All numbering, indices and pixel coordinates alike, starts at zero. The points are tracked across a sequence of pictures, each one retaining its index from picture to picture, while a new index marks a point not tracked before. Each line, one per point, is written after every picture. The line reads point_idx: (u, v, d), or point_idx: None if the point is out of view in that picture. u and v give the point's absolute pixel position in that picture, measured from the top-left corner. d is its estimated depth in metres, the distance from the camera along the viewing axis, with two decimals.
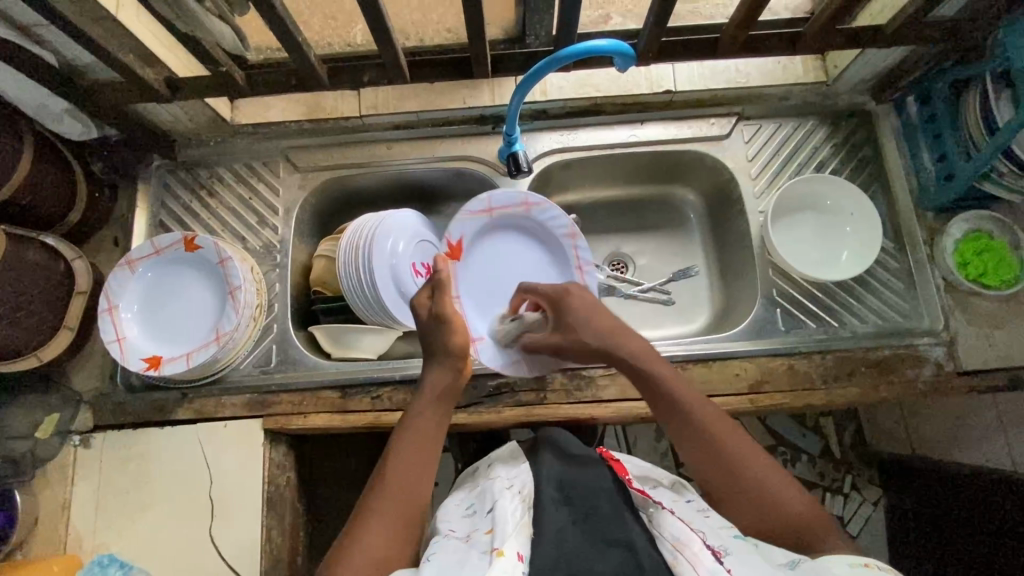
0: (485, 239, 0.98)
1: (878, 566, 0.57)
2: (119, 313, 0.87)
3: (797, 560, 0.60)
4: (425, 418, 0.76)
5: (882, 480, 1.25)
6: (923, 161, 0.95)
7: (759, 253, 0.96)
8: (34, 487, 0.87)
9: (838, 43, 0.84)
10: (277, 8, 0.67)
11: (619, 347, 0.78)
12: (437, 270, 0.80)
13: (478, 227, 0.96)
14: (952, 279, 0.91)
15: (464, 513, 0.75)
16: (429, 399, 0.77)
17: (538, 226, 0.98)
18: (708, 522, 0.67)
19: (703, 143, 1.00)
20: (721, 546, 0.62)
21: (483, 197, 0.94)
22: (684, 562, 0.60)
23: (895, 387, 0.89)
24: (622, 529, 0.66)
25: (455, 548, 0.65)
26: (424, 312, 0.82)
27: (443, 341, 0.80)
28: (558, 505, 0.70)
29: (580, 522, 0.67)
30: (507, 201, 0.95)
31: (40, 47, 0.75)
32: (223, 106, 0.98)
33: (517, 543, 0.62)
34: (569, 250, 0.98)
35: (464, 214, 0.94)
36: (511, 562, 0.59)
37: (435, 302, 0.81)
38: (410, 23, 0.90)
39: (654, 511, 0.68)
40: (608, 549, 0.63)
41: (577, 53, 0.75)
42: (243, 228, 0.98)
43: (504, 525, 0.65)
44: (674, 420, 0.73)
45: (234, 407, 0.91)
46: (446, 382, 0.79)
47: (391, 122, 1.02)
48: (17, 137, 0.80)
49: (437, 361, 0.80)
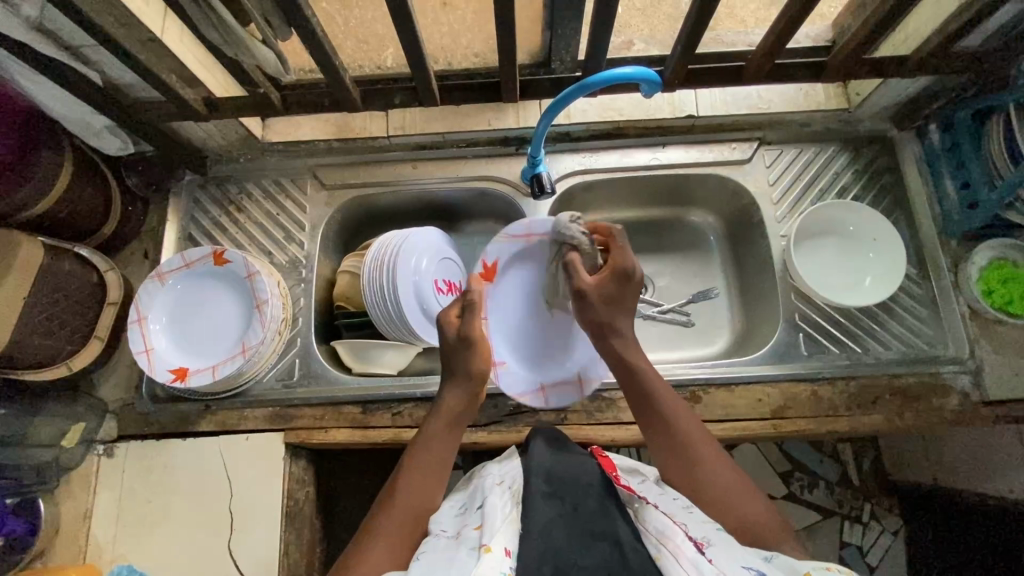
0: (520, 264, 0.98)
1: (839, 568, 0.58)
2: (148, 324, 0.89)
3: (770, 555, 0.61)
4: (438, 438, 0.75)
5: (903, 509, 1.22)
6: (945, 189, 0.95)
7: (781, 276, 0.96)
8: (58, 495, 0.87)
9: (863, 72, 0.84)
10: (318, 32, 0.69)
11: (613, 340, 0.80)
12: (472, 289, 0.82)
13: (513, 251, 0.97)
14: (977, 307, 0.91)
15: (456, 512, 0.72)
16: (445, 418, 0.77)
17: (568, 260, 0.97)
18: (691, 517, 0.65)
19: (724, 166, 1.01)
20: (703, 538, 0.61)
21: (523, 221, 0.95)
22: (667, 554, 0.59)
23: (921, 415, 0.88)
24: (609, 523, 0.66)
25: (443, 547, 0.63)
26: (452, 330, 0.81)
27: (465, 364, 0.79)
28: (546, 496, 0.68)
29: (566, 514, 0.67)
30: (543, 228, 0.96)
31: (87, 67, 0.77)
32: (255, 124, 1.01)
33: (505, 539, 0.62)
34: None
35: (502, 237, 0.96)
36: (498, 559, 0.59)
37: (464, 323, 0.80)
38: (441, 47, 0.91)
39: (639, 507, 0.68)
40: (594, 543, 0.63)
41: (605, 80, 0.76)
42: (270, 243, 1.00)
43: (493, 521, 0.64)
44: (649, 418, 0.75)
45: (257, 420, 0.92)
46: (461, 406, 0.78)
47: (418, 142, 1.04)
48: (59, 152, 0.83)
49: (456, 380, 0.79)
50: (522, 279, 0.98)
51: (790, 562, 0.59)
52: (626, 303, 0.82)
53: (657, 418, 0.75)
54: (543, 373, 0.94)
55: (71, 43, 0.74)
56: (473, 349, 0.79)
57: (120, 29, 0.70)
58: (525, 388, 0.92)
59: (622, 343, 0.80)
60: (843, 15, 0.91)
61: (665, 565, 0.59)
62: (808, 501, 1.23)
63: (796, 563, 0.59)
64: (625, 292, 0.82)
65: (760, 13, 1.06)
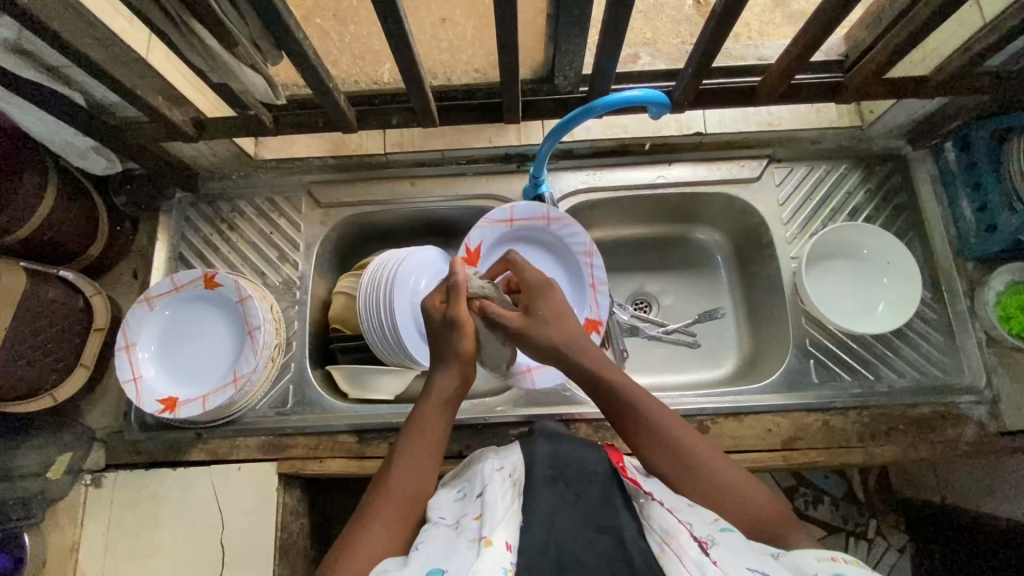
0: (504, 248, 0.95)
1: (846, 559, 0.53)
2: (136, 351, 0.86)
3: (775, 552, 0.56)
4: (428, 423, 0.68)
5: (909, 526, 1.15)
6: (962, 210, 0.91)
7: (792, 299, 0.93)
8: (44, 529, 0.85)
9: (880, 91, 0.81)
10: (311, 57, 0.66)
11: (579, 359, 0.70)
12: (454, 271, 0.72)
13: (498, 235, 0.94)
14: (994, 334, 0.88)
15: (455, 497, 0.66)
16: (435, 402, 0.69)
17: (557, 241, 0.95)
18: (696, 514, 0.60)
19: (733, 185, 0.97)
20: (708, 537, 0.56)
21: (506, 206, 0.92)
22: (670, 554, 0.53)
23: (936, 447, 0.86)
24: (613, 516, 0.60)
25: (441, 538, 0.58)
26: (437, 316, 0.72)
27: (453, 347, 0.71)
28: (549, 484, 0.63)
29: (568, 503, 0.61)
30: (529, 212, 0.92)
31: (69, 88, 0.73)
32: (247, 141, 0.97)
33: (506, 532, 0.55)
34: (584, 267, 0.95)
35: (486, 221, 0.92)
36: (499, 554, 0.52)
37: (449, 308, 0.72)
38: (439, 63, 0.85)
39: (645, 502, 0.61)
40: (597, 536, 0.57)
41: (611, 104, 0.73)
42: (263, 263, 0.97)
43: (494, 511, 0.58)
44: (631, 419, 0.68)
45: (250, 449, 0.89)
46: (452, 388, 0.70)
47: (417, 159, 1.00)
48: (41, 174, 0.79)
49: (443, 364, 0.71)
50: None
51: (798, 561, 0.53)
52: (557, 318, 0.73)
53: (646, 425, 0.67)
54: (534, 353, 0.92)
55: (52, 64, 0.70)
56: (461, 332, 0.70)
57: (102, 52, 0.67)
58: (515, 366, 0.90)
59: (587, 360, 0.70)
60: (857, 28, 0.87)
61: (667, 564, 0.52)
62: (813, 517, 1.16)
63: (802, 562, 0.53)
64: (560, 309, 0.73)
65: (764, 16, 1.02)
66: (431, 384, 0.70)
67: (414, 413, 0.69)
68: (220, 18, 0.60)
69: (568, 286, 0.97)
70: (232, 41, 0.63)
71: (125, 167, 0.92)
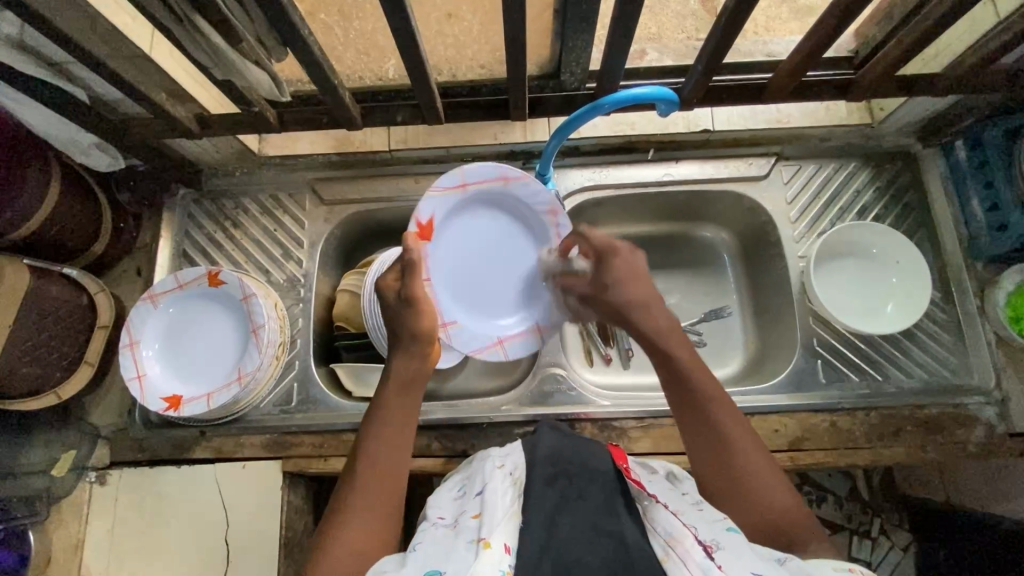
0: (459, 217, 0.86)
1: (863, 571, 0.53)
2: (140, 349, 0.85)
3: (782, 557, 0.55)
4: (390, 410, 0.68)
5: (913, 525, 1.15)
6: (973, 209, 0.90)
7: (799, 299, 0.93)
8: (48, 526, 0.85)
9: (892, 89, 0.80)
10: (316, 52, 0.66)
11: (640, 323, 0.72)
12: (408, 250, 0.71)
13: (452, 204, 0.84)
14: (1004, 335, 0.87)
15: (454, 496, 0.67)
16: (394, 387, 0.69)
17: (519, 203, 0.87)
18: (701, 516, 0.59)
19: (740, 183, 0.96)
20: (713, 540, 0.55)
21: (456, 170, 0.82)
22: (674, 558, 0.53)
23: (944, 448, 0.85)
24: (616, 520, 0.58)
25: (439, 538, 0.58)
26: (391, 294, 0.73)
27: (409, 326, 0.71)
28: (549, 484, 0.63)
29: (570, 502, 0.61)
30: (483, 174, 0.83)
31: (72, 84, 0.73)
32: (251, 139, 0.97)
33: (506, 533, 0.55)
34: (549, 227, 0.87)
35: (435, 189, 0.82)
36: (498, 555, 0.52)
37: (404, 285, 0.72)
38: (445, 59, 0.84)
39: (648, 505, 0.61)
40: (596, 539, 0.55)
41: (619, 101, 0.73)
42: (268, 260, 0.96)
43: (494, 512, 0.58)
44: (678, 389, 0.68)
45: (254, 448, 0.88)
46: (411, 370, 0.70)
47: (421, 156, 1.00)
48: (45, 170, 0.79)
49: (402, 347, 0.71)
50: (462, 231, 0.86)
51: (805, 568, 0.53)
52: (623, 283, 0.73)
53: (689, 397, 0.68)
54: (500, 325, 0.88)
55: (54, 60, 0.70)
56: (418, 310, 0.71)
57: (104, 48, 0.66)
58: (483, 342, 0.86)
59: (659, 321, 0.71)
60: (868, 25, 0.86)
61: (671, 567, 0.52)
62: (816, 515, 1.16)
63: (812, 570, 0.53)
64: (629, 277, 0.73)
65: (771, 11, 1.01)
66: (388, 370, 0.70)
67: (376, 398, 0.69)
68: (224, 14, 0.59)
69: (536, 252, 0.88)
70: (237, 37, 0.63)
71: (128, 164, 0.92)
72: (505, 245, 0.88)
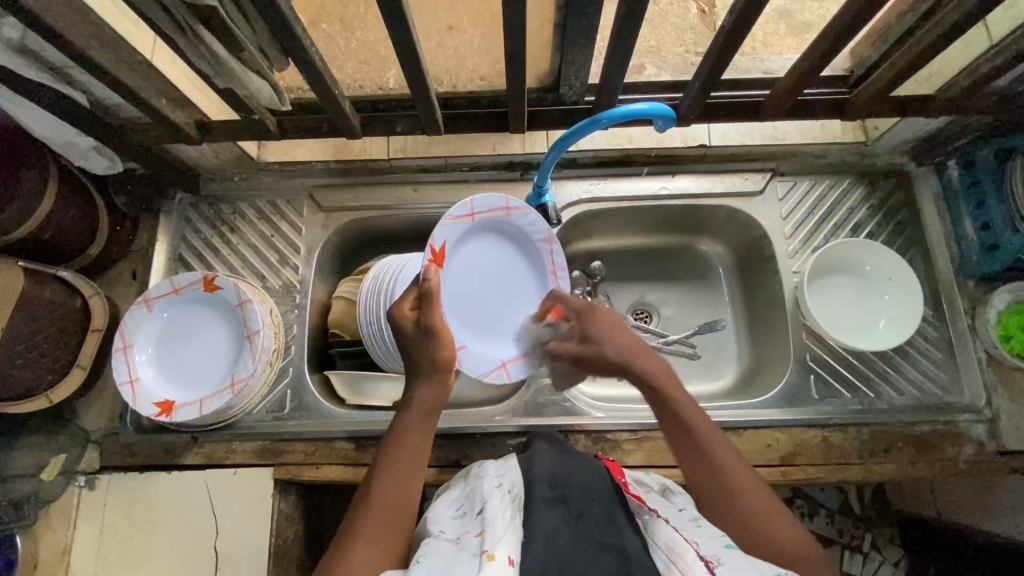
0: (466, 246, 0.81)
1: None
2: (133, 353, 0.85)
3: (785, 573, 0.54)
4: (409, 436, 0.66)
5: (905, 540, 1.14)
6: (964, 228, 0.92)
7: (792, 313, 0.93)
8: (35, 531, 0.84)
9: (886, 108, 0.81)
10: (317, 63, 0.66)
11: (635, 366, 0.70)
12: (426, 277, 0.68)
13: (460, 232, 0.80)
14: (995, 354, 0.88)
15: (455, 514, 0.65)
16: (416, 414, 0.67)
17: (520, 231, 0.85)
18: (700, 533, 0.59)
19: (736, 198, 0.97)
20: (714, 556, 0.55)
21: (465, 200, 0.78)
22: (676, 572, 0.53)
23: (935, 465, 0.86)
24: (615, 533, 0.58)
25: (441, 551, 0.56)
26: (408, 324, 0.69)
27: (428, 354, 0.68)
28: (549, 502, 0.62)
29: (570, 520, 0.60)
30: (489, 205, 0.80)
31: (72, 88, 0.73)
32: (250, 145, 0.98)
33: (509, 546, 0.54)
34: (545, 255, 0.86)
35: (446, 219, 0.77)
36: (502, 569, 0.51)
37: (423, 315, 0.68)
38: (445, 70, 0.85)
39: (648, 520, 0.61)
40: (599, 553, 0.55)
41: (618, 116, 0.73)
42: (264, 266, 0.96)
43: (495, 526, 0.57)
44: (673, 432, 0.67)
45: (245, 454, 0.88)
46: (430, 401, 0.68)
47: (420, 165, 1.00)
48: (43, 173, 0.79)
49: (419, 376, 0.69)
50: (470, 257, 0.82)
51: None
52: (610, 334, 0.73)
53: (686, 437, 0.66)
54: (502, 344, 0.84)
55: (57, 64, 0.70)
56: (436, 340, 0.68)
57: (105, 55, 0.67)
58: (490, 364, 0.81)
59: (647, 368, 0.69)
60: (864, 45, 0.87)
61: None
62: (808, 529, 1.15)
63: None
64: (612, 331, 0.73)
65: (769, 28, 1.02)
66: (410, 395, 0.68)
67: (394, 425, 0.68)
68: (225, 22, 0.59)
69: (534, 280, 0.87)
70: (239, 46, 0.63)
71: (126, 167, 0.92)
72: (510, 272, 0.85)
